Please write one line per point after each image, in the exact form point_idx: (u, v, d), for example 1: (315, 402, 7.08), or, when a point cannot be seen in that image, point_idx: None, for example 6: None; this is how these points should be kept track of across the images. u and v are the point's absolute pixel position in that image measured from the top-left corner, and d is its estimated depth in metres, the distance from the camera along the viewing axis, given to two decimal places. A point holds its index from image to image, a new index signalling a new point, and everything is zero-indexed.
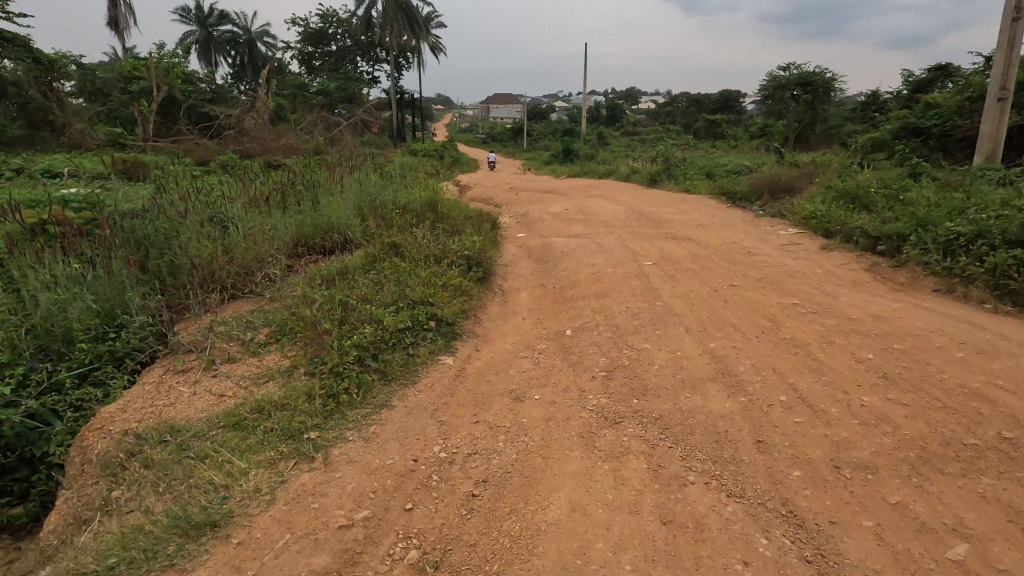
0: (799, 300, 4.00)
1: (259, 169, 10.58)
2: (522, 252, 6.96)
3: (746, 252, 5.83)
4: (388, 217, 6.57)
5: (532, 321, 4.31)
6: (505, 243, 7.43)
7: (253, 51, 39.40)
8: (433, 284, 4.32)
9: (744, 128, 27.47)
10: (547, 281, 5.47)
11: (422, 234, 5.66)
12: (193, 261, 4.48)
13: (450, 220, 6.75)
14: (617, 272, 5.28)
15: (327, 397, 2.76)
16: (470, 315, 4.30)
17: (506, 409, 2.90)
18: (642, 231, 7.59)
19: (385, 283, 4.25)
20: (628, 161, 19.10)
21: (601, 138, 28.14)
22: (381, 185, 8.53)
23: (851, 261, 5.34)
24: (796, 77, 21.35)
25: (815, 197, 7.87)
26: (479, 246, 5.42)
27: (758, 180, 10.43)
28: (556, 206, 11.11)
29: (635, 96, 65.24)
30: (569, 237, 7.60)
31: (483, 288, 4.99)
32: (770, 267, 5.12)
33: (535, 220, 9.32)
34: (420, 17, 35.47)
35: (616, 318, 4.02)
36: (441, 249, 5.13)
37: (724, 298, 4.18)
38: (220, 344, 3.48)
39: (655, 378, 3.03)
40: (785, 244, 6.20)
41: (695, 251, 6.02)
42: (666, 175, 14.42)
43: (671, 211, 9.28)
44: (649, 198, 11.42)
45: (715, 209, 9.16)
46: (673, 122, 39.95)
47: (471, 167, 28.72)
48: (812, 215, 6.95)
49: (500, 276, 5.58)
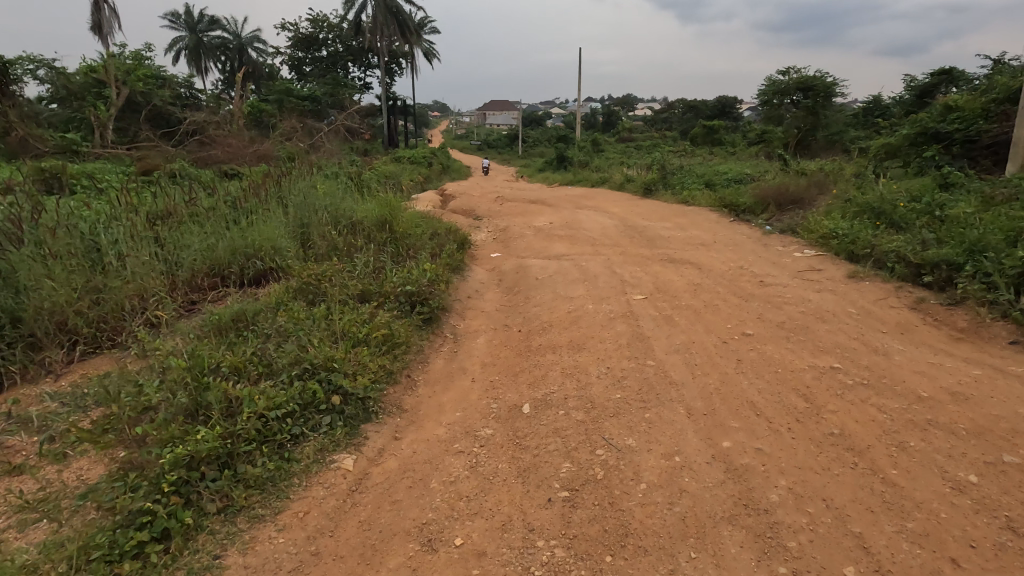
0: (841, 362, 2.96)
1: (212, 179, 9.60)
2: (492, 278, 5.92)
3: (758, 283, 4.81)
4: (330, 235, 5.51)
5: (482, 386, 3.26)
6: (474, 265, 6.42)
7: (243, 57, 38.47)
8: (351, 339, 3.26)
9: (742, 135, 26.64)
10: (513, 319, 4.44)
11: (361, 262, 4.60)
12: (38, 304, 3.42)
13: (405, 243, 5.69)
14: (600, 310, 4.23)
15: (104, 565, 1.72)
16: (401, 379, 3.26)
17: (406, 569, 1.85)
18: (633, 251, 6.60)
19: (284, 338, 3.20)
20: (622, 168, 18.12)
21: (596, 145, 27.28)
22: (337, 197, 7.46)
23: (890, 295, 4.33)
24: (796, 81, 20.35)
25: (831, 211, 6.88)
26: (429, 279, 4.38)
27: (763, 190, 9.47)
28: (541, 219, 10.10)
29: (632, 102, 64.41)
30: (549, 258, 6.58)
31: (428, 335, 3.94)
32: (791, 305, 4.10)
33: (514, 236, 8.30)
34: (412, 22, 34.66)
35: (593, 388, 2.97)
36: (377, 283, 4.09)
37: (738, 357, 3.14)
38: (18, 441, 2.44)
39: (641, 510, 1.98)
40: (804, 270, 5.18)
41: (696, 280, 5.01)
42: (663, 185, 13.41)
43: (667, 226, 8.25)
44: (644, 211, 10.40)
45: (717, 224, 8.15)
46: (670, 128, 39.19)
47: (462, 175, 27.85)
48: (831, 233, 5.95)
49: (457, 314, 4.54)
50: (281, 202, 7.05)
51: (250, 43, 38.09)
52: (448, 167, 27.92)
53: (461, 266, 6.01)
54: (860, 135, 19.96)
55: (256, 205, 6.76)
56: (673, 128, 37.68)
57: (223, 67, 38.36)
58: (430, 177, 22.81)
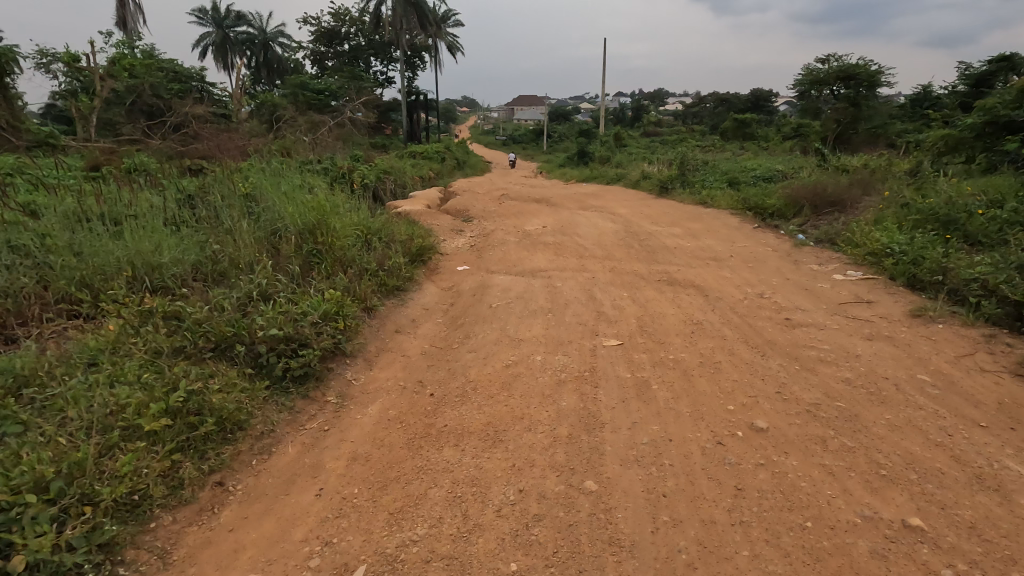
0: (921, 514, 1.67)
1: (171, 175, 8.65)
2: (438, 302, 4.70)
3: (782, 324, 3.48)
4: (233, 245, 4.36)
5: (323, 510, 2.06)
6: (428, 282, 5.26)
7: (267, 52, 37.99)
8: (124, 432, 2.11)
9: (777, 129, 24.78)
10: (433, 371, 3.21)
11: (236, 292, 3.44)
12: None
13: (330, 255, 4.50)
14: (552, 365, 2.98)
15: None
16: (197, 496, 2.09)
17: None
18: (625, 266, 5.32)
19: (19, 426, 2.07)
20: (642, 164, 16.63)
21: (619, 140, 25.76)
22: (281, 193, 6.30)
23: (979, 350, 2.96)
24: (837, 69, 18.50)
25: (881, 217, 5.45)
26: (316, 319, 3.20)
27: (794, 190, 8.04)
28: (535, 222, 8.83)
29: (662, 96, 62.03)
30: (520, 274, 5.33)
31: (294, 401, 2.76)
32: (829, 367, 2.79)
33: (495, 244, 7.08)
34: (432, 14, 33.57)
35: (478, 538, 1.76)
36: (230, 323, 2.91)
37: (737, 483, 1.87)
38: None
39: None
40: (846, 304, 3.82)
41: (697, 315, 3.71)
42: (681, 183, 11.95)
43: (676, 233, 6.91)
44: (655, 213, 9.01)
45: (737, 231, 6.75)
46: (700, 122, 37.18)
47: (478, 171, 26.73)
48: (884, 249, 4.55)
49: (362, 361, 3.34)
50: (212, 203, 5.94)
51: (273, 38, 37.57)
52: (463, 161, 26.71)
53: (405, 288, 4.81)
54: (907, 128, 18.04)
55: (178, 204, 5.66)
56: (703, 123, 35.73)
57: (246, 62, 37.93)
58: (440, 174, 21.70)
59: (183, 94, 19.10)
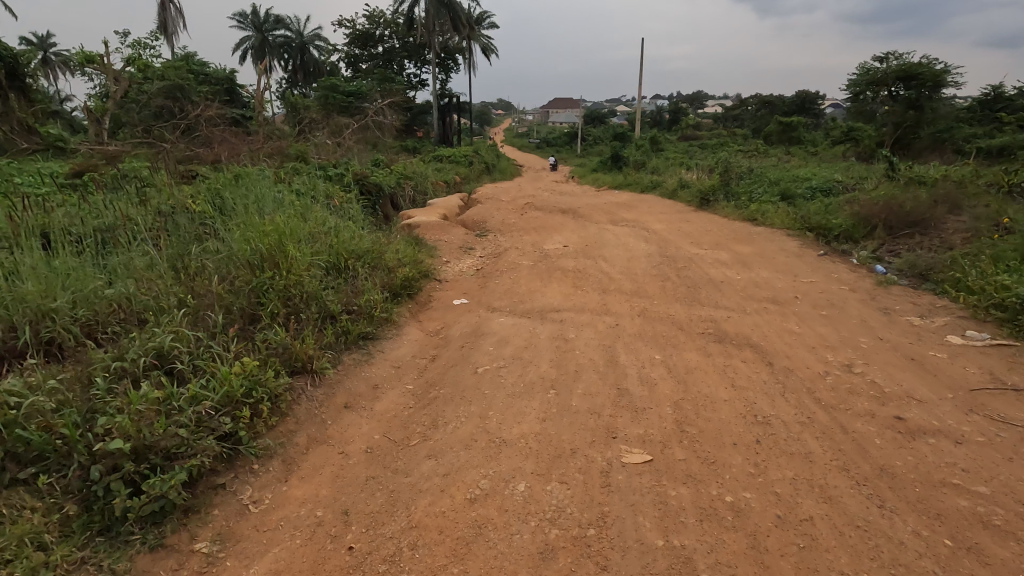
0: None
1: (160, 180, 7.94)
2: (416, 356, 3.69)
3: (895, 430, 2.33)
4: (161, 279, 3.50)
5: None
6: (411, 323, 4.27)
7: (304, 55, 37.91)
8: None
9: (827, 133, 23.00)
10: (369, 494, 2.19)
11: (117, 361, 2.52)
12: None
13: (279, 294, 3.55)
14: (538, 506, 1.93)
15: None
16: None
17: None
18: (659, 308, 4.22)
19: None
20: (681, 170, 15.28)
21: (655, 143, 24.39)
22: (256, 210, 5.45)
23: None
24: (898, 68, 16.64)
25: (997, 253, 4.20)
26: (204, 413, 2.23)
27: (865, 207, 6.74)
28: (556, 239, 7.76)
29: (700, 98, 59.82)
30: (526, 316, 4.28)
31: (133, 559, 1.80)
32: (1001, 546, 1.67)
33: (505, 268, 6.08)
34: (465, 15, 32.80)
35: None
36: (62, 425, 1.97)
37: None
38: None
39: None
40: (982, 392, 2.63)
41: (760, 403, 2.60)
42: (724, 195, 10.65)
43: (722, 260, 5.74)
44: (695, 230, 7.79)
45: (797, 260, 5.52)
46: (742, 125, 35.39)
47: (507, 175, 25.77)
48: (1019, 303, 3.33)
49: (276, 466, 2.37)
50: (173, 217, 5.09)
51: (310, 41, 37.41)
52: (493, 165, 25.70)
53: (377, 335, 3.82)
54: (977, 134, 16.24)
55: (133, 211, 4.87)
56: (745, 126, 33.87)
57: (283, 65, 37.96)
58: (466, 178, 20.77)
59: (207, 96, 18.71)
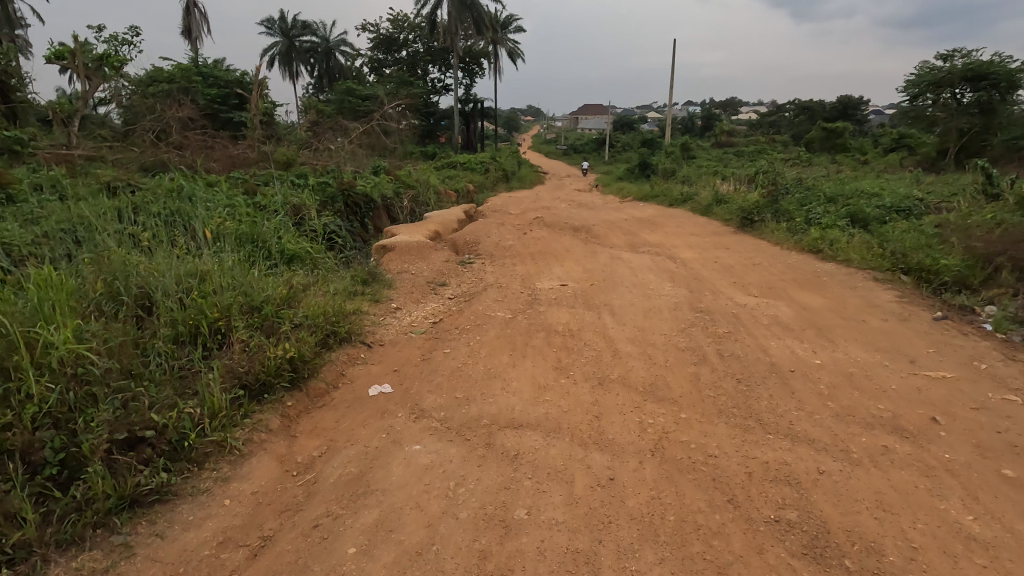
0: None
1: (79, 192, 6.53)
2: (226, 543, 1.95)
3: None
4: None
5: None
6: (270, 445, 2.55)
7: (330, 60, 36.95)
8: None
9: (878, 139, 20.56)
10: None
11: None
12: None
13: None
14: None
15: None
16: None
17: None
18: (690, 436, 2.42)
19: None
20: (715, 181, 13.32)
21: (687, 150, 22.34)
22: (120, 242, 3.92)
23: None
24: (964, 67, 14.16)
25: None
26: None
27: (983, 242, 4.78)
28: (556, 273, 6.01)
29: (732, 102, 57.06)
30: (462, 438, 2.53)
31: None
32: None
33: (472, 320, 4.35)
34: (489, 17, 31.25)
35: None
36: None
37: None
38: None
39: None
40: None
41: None
42: (771, 213, 8.68)
43: (786, 321, 3.88)
44: (738, 264, 5.94)
45: (904, 329, 3.64)
46: (779, 132, 32.86)
47: (527, 183, 24.09)
48: None
49: None
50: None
51: (335, 46, 36.49)
52: (513, 173, 24.00)
53: (173, 489, 2.15)
54: None
55: None
56: (782, 133, 31.32)
57: (309, 71, 37.25)
58: (479, 187, 19.12)
59: (207, 97, 17.52)
